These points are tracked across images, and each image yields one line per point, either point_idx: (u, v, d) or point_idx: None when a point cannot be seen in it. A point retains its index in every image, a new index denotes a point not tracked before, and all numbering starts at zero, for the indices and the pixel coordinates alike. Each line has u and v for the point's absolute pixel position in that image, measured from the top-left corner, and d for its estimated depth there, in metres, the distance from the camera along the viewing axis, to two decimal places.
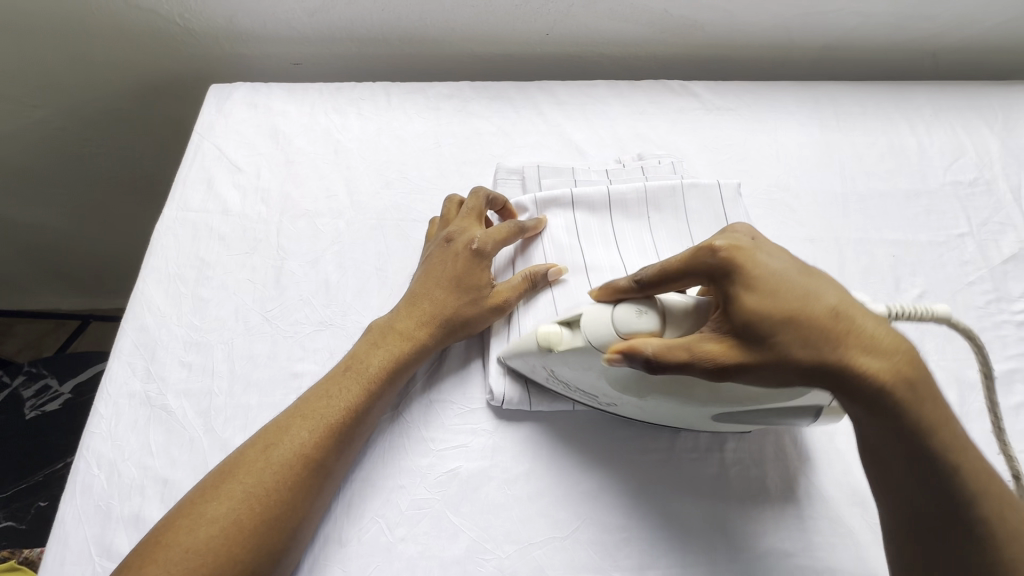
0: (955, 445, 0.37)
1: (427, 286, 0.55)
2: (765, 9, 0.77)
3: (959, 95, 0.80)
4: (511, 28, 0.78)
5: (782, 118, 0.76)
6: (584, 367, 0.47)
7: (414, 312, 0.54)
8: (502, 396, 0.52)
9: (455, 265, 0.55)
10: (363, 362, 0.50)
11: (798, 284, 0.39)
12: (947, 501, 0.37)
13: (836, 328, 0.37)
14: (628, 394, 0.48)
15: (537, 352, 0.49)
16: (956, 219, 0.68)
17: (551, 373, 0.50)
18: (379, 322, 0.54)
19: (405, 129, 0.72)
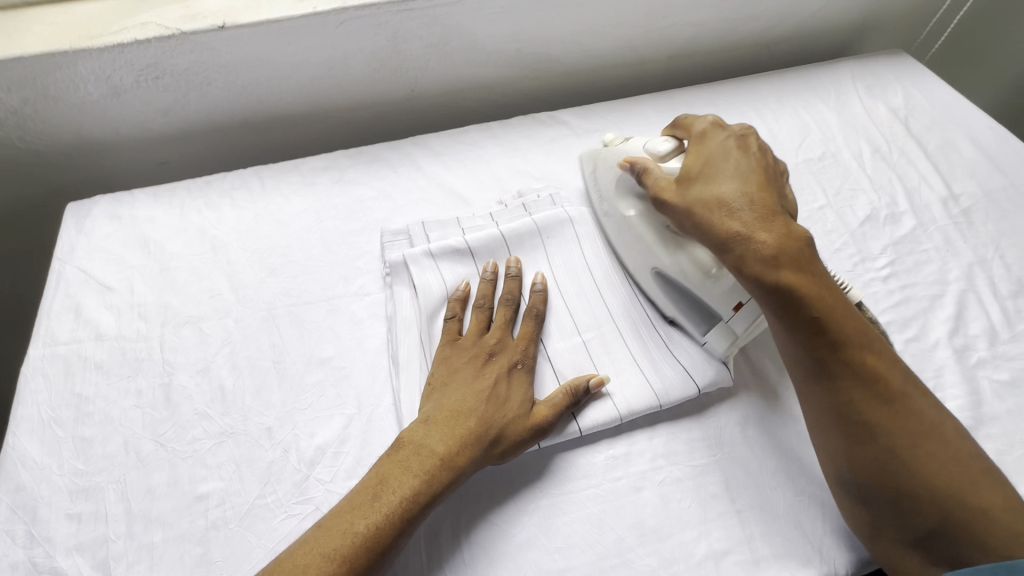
0: (820, 306, 0.48)
1: (454, 400, 0.51)
2: (608, 33, 0.82)
3: (795, 81, 0.88)
4: (376, 91, 0.80)
5: (646, 130, 0.81)
6: (613, 167, 0.64)
7: (463, 423, 0.50)
8: None
9: (479, 375, 0.53)
10: (394, 491, 0.46)
11: (734, 169, 0.54)
12: (807, 338, 0.49)
13: (733, 198, 0.52)
14: (620, 201, 0.62)
15: (598, 152, 0.68)
16: (814, 194, 0.74)
17: (597, 172, 0.67)
18: (415, 438, 0.49)
19: (284, 211, 0.71)
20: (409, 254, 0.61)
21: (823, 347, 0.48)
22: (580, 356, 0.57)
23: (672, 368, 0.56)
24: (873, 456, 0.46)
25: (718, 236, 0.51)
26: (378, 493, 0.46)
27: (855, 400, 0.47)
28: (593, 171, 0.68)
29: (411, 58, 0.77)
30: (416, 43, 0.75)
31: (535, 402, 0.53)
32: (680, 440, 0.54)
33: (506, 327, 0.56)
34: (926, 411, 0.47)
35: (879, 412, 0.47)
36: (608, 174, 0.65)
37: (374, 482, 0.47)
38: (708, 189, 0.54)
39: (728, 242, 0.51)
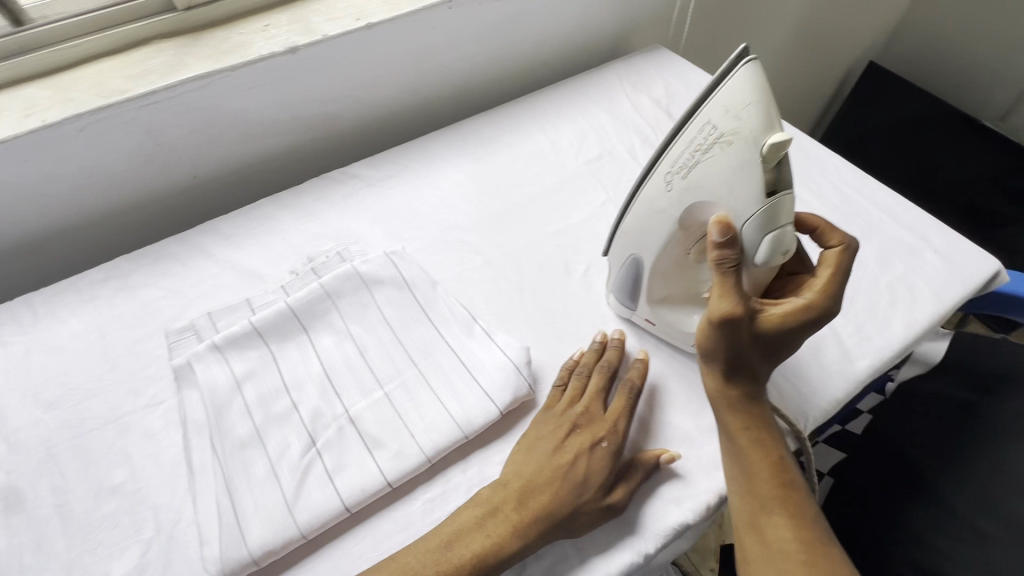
0: (777, 450, 0.52)
1: (548, 478, 0.50)
2: (381, 83, 0.85)
3: (572, 91, 0.95)
4: (152, 186, 0.77)
5: (437, 165, 0.83)
6: (721, 186, 0.49)
7: (509, 511, 0.48)
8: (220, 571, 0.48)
9: (568, 447, 0.52)
10: (464, 545, 0.47)
11: (807, 330, 0.53)
12: (764, 459, 0.51)
13: (775, 340, 0.52)
14: (685, 203, 0.52)
15: (761, 128, 0.46)
16: (595, 193, 0.80)
17: (713, 141, 0.49)
18: (433, 542, 0.48)
19: (61, 335, 0.66)
20: (195, 354, 0.60)
21: (770, 468, 0.51)
22: (383, 409, 0.57)
23: (473, 396, 0.58)
24: (767, 544, 0.49)
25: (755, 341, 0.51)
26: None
27: (769, 497, 0.50)
28: (706, 122, 0.49)
29: (179, 147, 0.75)
30: (178, 132, 0.74)
31: (605, 467, 0.51)
32: (492, 462, 0.56)
33: (599, 396, 0.56)
34: (823, 519, 0.51)
35: (790, 508, 0.50)
36: (714, 162, 0.49)
37: (424, 552, 0.47)
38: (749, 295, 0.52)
39: (736, 362, 0.51)
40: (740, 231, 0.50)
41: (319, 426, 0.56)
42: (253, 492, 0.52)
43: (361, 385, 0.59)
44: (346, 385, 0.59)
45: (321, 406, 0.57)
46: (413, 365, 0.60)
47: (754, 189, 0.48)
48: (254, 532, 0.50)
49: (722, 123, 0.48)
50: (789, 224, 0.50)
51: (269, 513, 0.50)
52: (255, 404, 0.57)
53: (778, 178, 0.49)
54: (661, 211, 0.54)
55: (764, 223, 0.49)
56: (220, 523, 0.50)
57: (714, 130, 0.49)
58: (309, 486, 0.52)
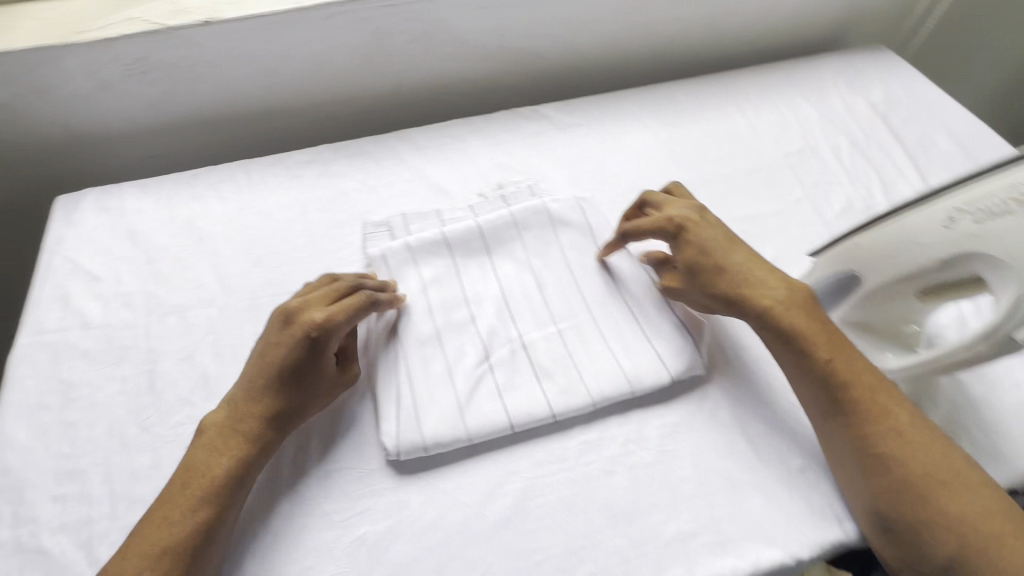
0: (900, 446, 0.49)
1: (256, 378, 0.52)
2: (590, 28, 0.83)
3: (777, 75, 0.89)
4: (362, 86, 0.81)
5: (628, 123, 0.81)
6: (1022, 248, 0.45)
7: (252, 412, 0.51)
8: (397, 448, 0.52)
9: (281, 343, 0.52)
10: (228, 447, 0.49)
11: (758, 279, 0.56)
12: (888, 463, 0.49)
13: (785, 321, 0.54)
14: (963, 250, 0.47)
15: None
16: (791, 187, 0.75)
17: None
18: (218, 419, 0.51)
19: (269, 203, 0.72)
20: (391, 249, 0.64)
21: (894, 468, 0.48)
22: (555, 345, 0.58)
23: (645, 356, 0.57)
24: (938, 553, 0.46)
25: (804, 356, 0.53)
26: (222, 434, 0.50)
27: (919, 505, 0.47)
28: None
29: (395, 53, 0.78)
30: (400, 38, 0.76)
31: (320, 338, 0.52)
32: (651, 425, 0.56)
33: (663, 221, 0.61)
34: (1000, 499, 0.47)
35: (951, 496, 0.47)
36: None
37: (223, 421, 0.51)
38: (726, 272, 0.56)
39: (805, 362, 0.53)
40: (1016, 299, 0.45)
41: (493, 344, 0.58)
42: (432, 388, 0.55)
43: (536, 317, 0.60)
44: (521, 314, 0.60)
45: (497, 327, 0.59)
46: (589, 310, 0.60)
47: None
48: (426, 423, 0.53)
49: None
50: None
51: (442, 410, 0.54)
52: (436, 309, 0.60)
53: None
54: (923, 245, 0.49)
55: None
56: (400, 406, 0.54)
57: None
58: (480, 397, 0.55)
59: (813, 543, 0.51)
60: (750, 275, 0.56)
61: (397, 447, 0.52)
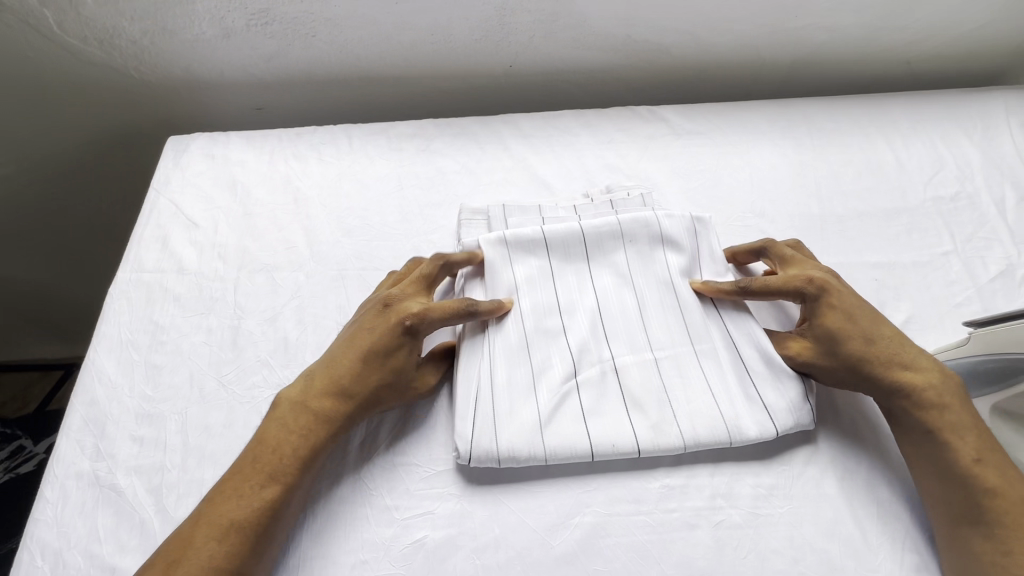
0: None
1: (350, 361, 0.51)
2: (729, 28, 0.75)
3: (935, 106, 0.78)
4: (475, 63, 0.77)
5: (754, 139, 0.74)
6: None
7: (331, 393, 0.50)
8: (468, 454, 0.49)
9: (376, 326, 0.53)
10: (297, 422, 0.49)
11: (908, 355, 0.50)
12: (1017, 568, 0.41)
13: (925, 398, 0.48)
14: None
15: None
16: (939, 237, 0.65)
17: None
18: (292, 394, 0.50)
19: (367, 173, 0.70)
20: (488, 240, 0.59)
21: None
22: (649, 374, 0.53)
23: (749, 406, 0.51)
24: None
25: (943, 450, 0.46)
26: (302, 407, 0.49)
27: None
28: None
29: (516, 31, 0.73)
30: (524, 16, 0.71)
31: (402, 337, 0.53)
32: (745, 483, 0.50)
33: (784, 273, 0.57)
34: None
35: None
36: None
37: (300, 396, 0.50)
38: (869, 347, 0.50)
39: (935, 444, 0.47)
40: None
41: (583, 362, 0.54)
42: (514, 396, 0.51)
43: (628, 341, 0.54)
44: (615, 334, 0.55)
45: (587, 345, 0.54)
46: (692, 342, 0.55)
47: None
48: (503, 436, 0.50)
49: None
50: None
51: (522, 422, 0.50)
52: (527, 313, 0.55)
53: None
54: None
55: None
56: (477, 410, 0.51)
57: None
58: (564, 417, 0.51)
59: None
60: (899, 352, 0.50)
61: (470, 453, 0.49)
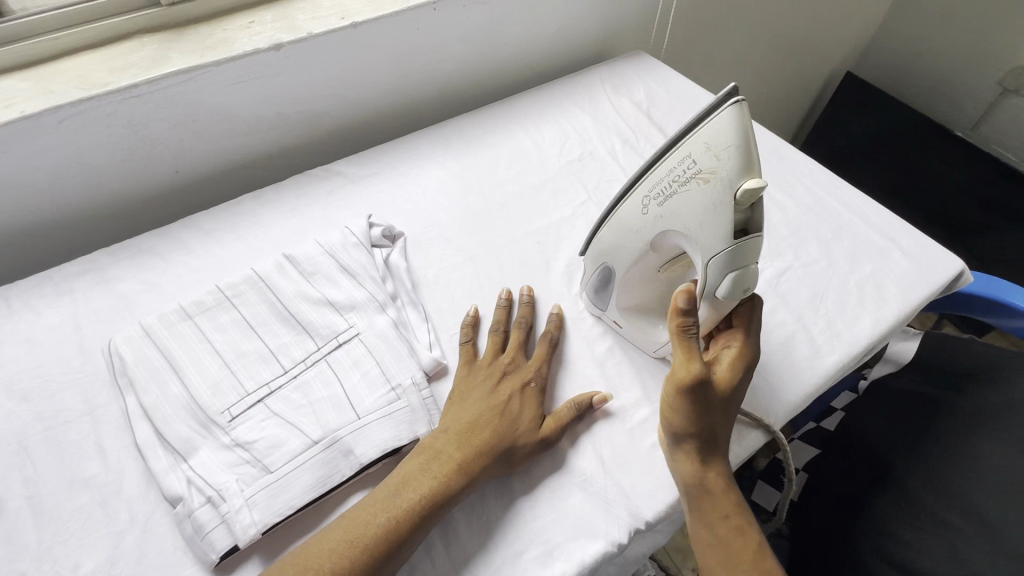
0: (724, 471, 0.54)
1: (467, 409, 0.56)
2: (365, 83, 0.85)
3: (554, 93, 0.96)
4: (135, 183, 0.77)
5: (421, 164, 0.84)
6: (696, 218, 0.51)
7: (423, 479, 0.50)
8: (247, 525, 0.49)
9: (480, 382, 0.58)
10: (367, 521, 0.48)
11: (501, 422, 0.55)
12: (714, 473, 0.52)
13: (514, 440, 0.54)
14: (657, 229, 0.55)
15: (741, 168, 0.48)
16: (576, 192, 0.81)
17: (691, 175, 0.50)
18: (429, 445, 0.53)
19: (35, 327, 0.65)
20: (121, 335, 0.61)
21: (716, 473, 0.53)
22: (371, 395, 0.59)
23: (453, 362, 0.63)
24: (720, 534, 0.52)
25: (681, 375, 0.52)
26: (427, 467, 0.51)
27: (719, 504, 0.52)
28: (687, 154, 0.50)
29: (160, 140, 0.75)
30: (159, 125, 0.73)
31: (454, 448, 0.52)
32: None
33: (522, 347, 0.62)
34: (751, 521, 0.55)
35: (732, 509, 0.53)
36: (690, 195, 0.51)
37: (380, 500, 0.49)
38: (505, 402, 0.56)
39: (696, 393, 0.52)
40: (706, 265, 0.51)
41: (308, 375, 0.59)
42: (270, 440, 0.54)
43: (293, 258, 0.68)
44: (334, 367, 0.59)
45: (312, 355, 0.60)
46: (401, 339, 0.61)
47: (723, 229, 0.49)
48: (280, 485, 0.51)
49: (702, 158, 0.50)
50: (755, 264, 0.52)
51: (285, 480, 0.52)
52: (228, 378, 0.58)
53: (748, 222, 0.50)
54: (634, 230, 0.56)
55: (731, 258, 0.50)
56: (250, 468, 0.52)
57: (694, 165, 0.50)
58: (336, 427, 0.55)
59: (627, 518, 0.53)
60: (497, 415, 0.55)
61: (265, 513, 0.50)
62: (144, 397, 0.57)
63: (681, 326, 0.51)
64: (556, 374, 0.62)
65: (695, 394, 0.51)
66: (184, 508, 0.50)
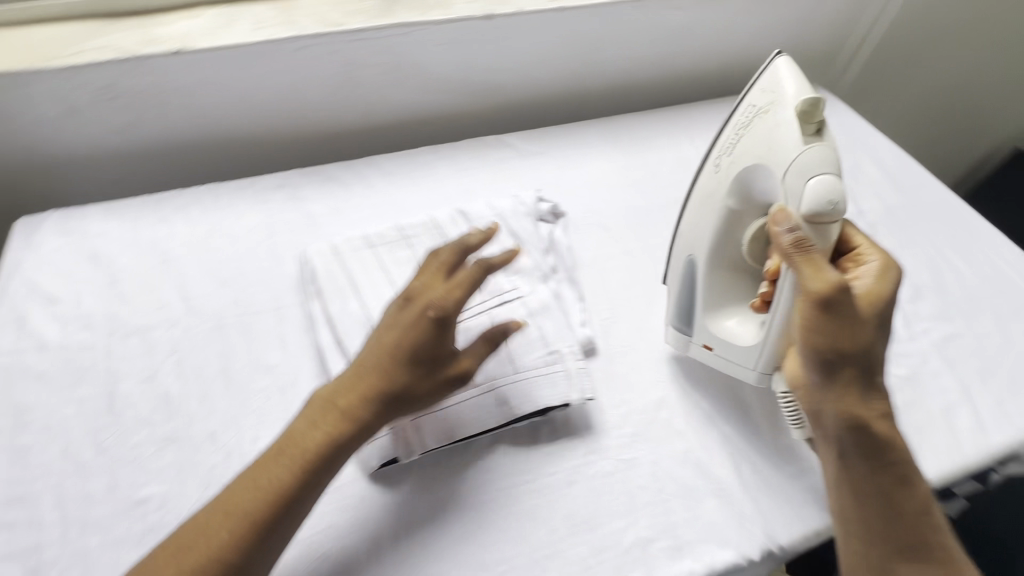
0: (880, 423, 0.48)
1: (393, 335, 0.50)
2: (550, 65, 0.89)
3: (723, 110, 0.96)
4: (333, 117, 0.84)
5: (587, 152, 0.86)
6: (763, 146, 0.53)
7: (337, 405, 0.49)
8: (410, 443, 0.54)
9: (402, 321, 0.51)
10: (298, 441, 0.47)
11: (413, 347, 0.50)
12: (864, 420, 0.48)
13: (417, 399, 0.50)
14: (733, 176, 0.55)
15: (802, 87, 0.53)
16: None
17: (753, 116, 0.54)
18: (323, 394, 0.50)
19: (237, 225, 0.73)
20: (314, 249, 0.67)
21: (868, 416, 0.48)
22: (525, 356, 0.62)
23: (602, 345, 0.64)
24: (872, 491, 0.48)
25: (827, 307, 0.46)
26: (319, 423, 0.48)
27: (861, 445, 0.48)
28: (746, 104, 0.56)
29: (366, 83, 0.81)
30: (369, 69, 0.79)
31: (360, 381, 0.50)
32: (610, 436, 0.58)
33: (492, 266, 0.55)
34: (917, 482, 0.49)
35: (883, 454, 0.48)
36: (758, 130, 0.54)
37: (314, 417, 0.48)
38: (408, 339, 0.50)
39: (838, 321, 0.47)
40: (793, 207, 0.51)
41: (473, 323, 0.63)
42: None
43: (468, 214, 0.72)
44: (496, 322, 0.63)
45: (478, 306, 0.64)
46: (561, 312, 0.64)
47: (796, 140, 0.51)
48: (441, 416, 0.55)
49: (759, 101, 0.55)
50: (840, 181, 0.50)
51: (446, 413, 0.55)
52: None
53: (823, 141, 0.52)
54: (708, 195, 0.57)
55: (818, 194, 0.50)
56: None
57: (753, 108, 0.55)
58: (495, 376, 0.58)
59: (760, 539, 0.53)
60: (401, 350, 0.50)
61: (426, 437, 0.54)
62: (328, 307, 0.62)
63: (791, 244, 0.49)
64: (702, 382, 0.62)
65: (831, 313, 0.47)
66: None
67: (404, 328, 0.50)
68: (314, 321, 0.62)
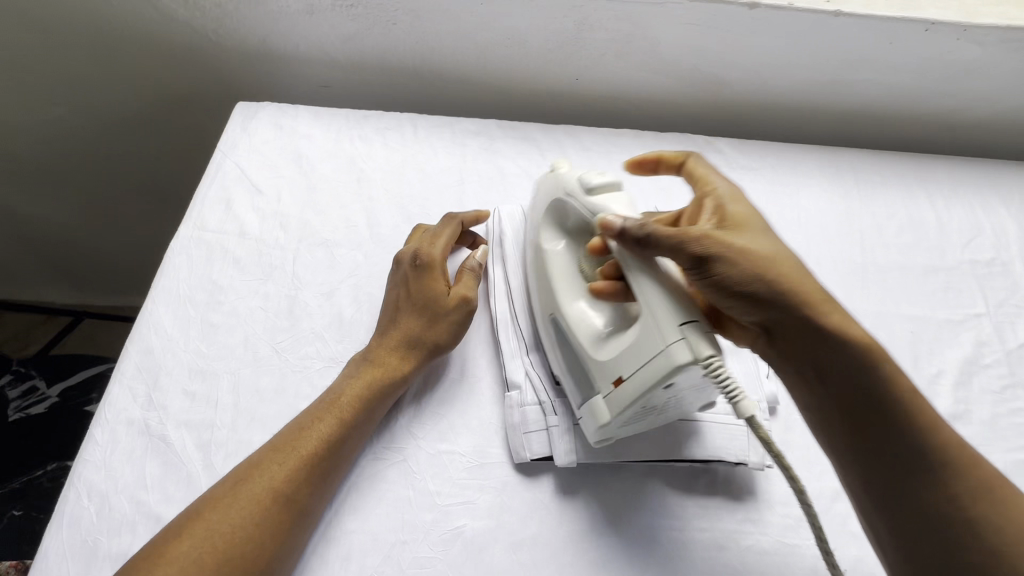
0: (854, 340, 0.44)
1: (409, 297, 0.54)
2: (790, 73, 0.78)
3: (976, 173, 0.80)
4: (543, 74, 0.79)
5: (804, 181, 0.76)
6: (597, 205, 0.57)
7: (379, 361, 0.51)
8: (567, 449, 0.51)
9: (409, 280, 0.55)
10: (338, 394, 0.49)
11: (429, 317, 0.53)
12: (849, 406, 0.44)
13: (391, 359, 0.52)
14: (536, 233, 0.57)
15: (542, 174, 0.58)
16: (973, 299, 0.68)
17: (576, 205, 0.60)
18: (372, 345, 0.53)
19: (429, 163, 0.72)
20: (506, 210, 0.65)
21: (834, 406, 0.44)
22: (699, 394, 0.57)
23: (784, 408, 0.57)
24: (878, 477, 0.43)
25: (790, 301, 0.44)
26: (354, 373, 0.51)
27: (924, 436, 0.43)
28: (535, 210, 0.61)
29: (590, 47, 0.75)
30: (600, 33, 0.73)
31: (438, 325, 0.53)
32: (775, 513, 0.51)
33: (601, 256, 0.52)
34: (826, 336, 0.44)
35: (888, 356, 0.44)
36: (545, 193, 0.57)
37: (372, 374, 0.51)
38: (436, 300, 0.54)
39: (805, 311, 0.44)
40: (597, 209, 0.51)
41: None
42: None
43: None
44: None
45: None
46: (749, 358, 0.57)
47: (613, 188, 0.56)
48: None
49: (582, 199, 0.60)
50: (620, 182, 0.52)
51: None
52: None
53: None
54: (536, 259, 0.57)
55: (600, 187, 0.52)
56: None
57: None
58: None
59: None
60: (428, 306, 0.53)
61: (585, 447, 0.52)
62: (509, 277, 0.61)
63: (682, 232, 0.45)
64: None
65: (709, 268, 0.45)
66: (517, 398, 0.54)
67: (428, 294, 0.54)
68: (490, 288, 0.61)
